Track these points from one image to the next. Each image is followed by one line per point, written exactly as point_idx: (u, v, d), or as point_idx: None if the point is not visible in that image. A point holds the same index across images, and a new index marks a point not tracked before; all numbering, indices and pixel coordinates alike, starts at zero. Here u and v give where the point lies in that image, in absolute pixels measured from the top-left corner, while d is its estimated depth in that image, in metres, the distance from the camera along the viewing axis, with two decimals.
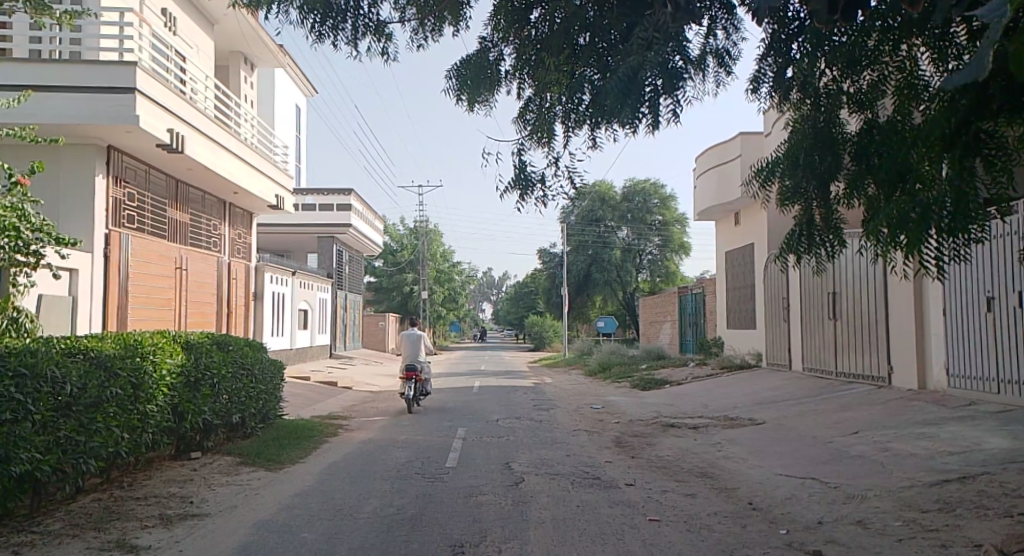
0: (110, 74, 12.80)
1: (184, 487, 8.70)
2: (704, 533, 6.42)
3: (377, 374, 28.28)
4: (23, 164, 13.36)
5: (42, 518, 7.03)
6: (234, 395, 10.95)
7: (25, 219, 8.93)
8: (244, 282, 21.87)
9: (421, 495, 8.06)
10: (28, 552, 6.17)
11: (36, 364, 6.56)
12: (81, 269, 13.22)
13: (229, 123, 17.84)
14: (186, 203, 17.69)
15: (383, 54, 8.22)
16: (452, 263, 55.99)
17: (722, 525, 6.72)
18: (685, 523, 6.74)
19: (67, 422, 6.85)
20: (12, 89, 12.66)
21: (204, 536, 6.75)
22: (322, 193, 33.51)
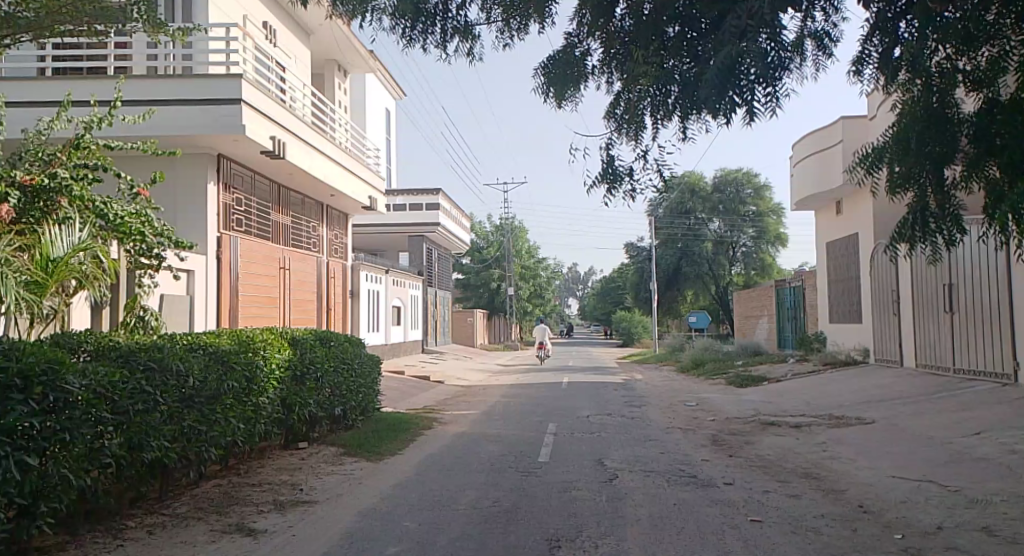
0: (218, 87, 13.52)
1: (295, 475, 9.18)
2: (811, 535, 6.32)
3: (468, 369, 28.78)
4: (143, 174, 14.32)
5: (171, 501, 7.59)
6: (336, 388, 11.43)
7: (149, 224, 9.54)
8: (342, 280, 22.70)
9: (517, 489, 8.23)
10: (161, 532, 6.67)
11: (162, 359, 7.07)
12: (197, 270, 14.03)
13: (325, 128, 18.50)
14: (288, 206, 18.51)
15: (470, 54, 8.40)
16: (538, 259, 56.17)
17: (830, 527, 6.59)
18: (789, 524, 6.65)
19: (191, 413, 7.36)
20: (134, 105, 13.56)
21: (315, 523, 7.12)
22: (412, 193, 34.27)
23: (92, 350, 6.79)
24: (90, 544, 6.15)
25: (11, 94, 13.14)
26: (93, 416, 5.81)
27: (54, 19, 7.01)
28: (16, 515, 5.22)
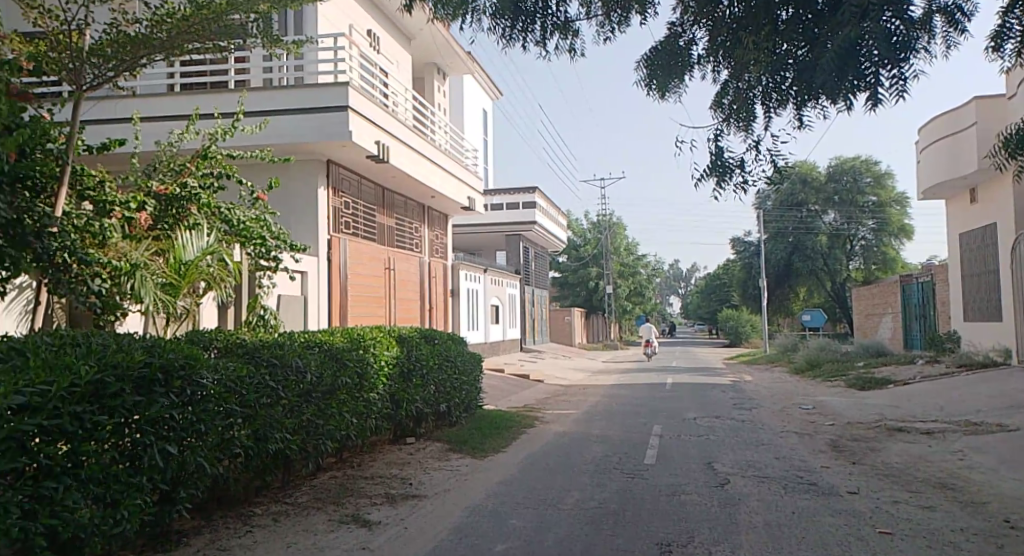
0: (328, 95, 14.11)
1: (404, 469, 9.49)
2: (946, 551, 6.02)
3: (568, 368, 28.81)
4: (259, 180, 15.10)
5: (292, 491, 8.00)
6: (440, 385, 11.73)
7: (268, 229, 10.11)
8: (442, 279, 23.20)
9: (623, 491, 8.21)
10: (284, 520, 7.05)
11: (283, 355, 7.47)
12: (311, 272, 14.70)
13: (426, 131, 18.97)
14: (391, 209, 19.09)
15: (570, 50, 8.45)
16: (637, 257, 55.58)
17: (970, 543, 6.26)
18: (921, 539, 6.36)
19: (310, 407, 7.74)
20: (253, 117, 14.31)
21: (425, 516, 7.35)
22: (510, 193, 34.58)
23: (222, 347, 7.24)
24: (223, 529, 6.56)
25: (146, 110, 14.09)
26: (224, 408, 6.18)
27: (184, 39, 7.43)
28: (160, 499, 5.61)
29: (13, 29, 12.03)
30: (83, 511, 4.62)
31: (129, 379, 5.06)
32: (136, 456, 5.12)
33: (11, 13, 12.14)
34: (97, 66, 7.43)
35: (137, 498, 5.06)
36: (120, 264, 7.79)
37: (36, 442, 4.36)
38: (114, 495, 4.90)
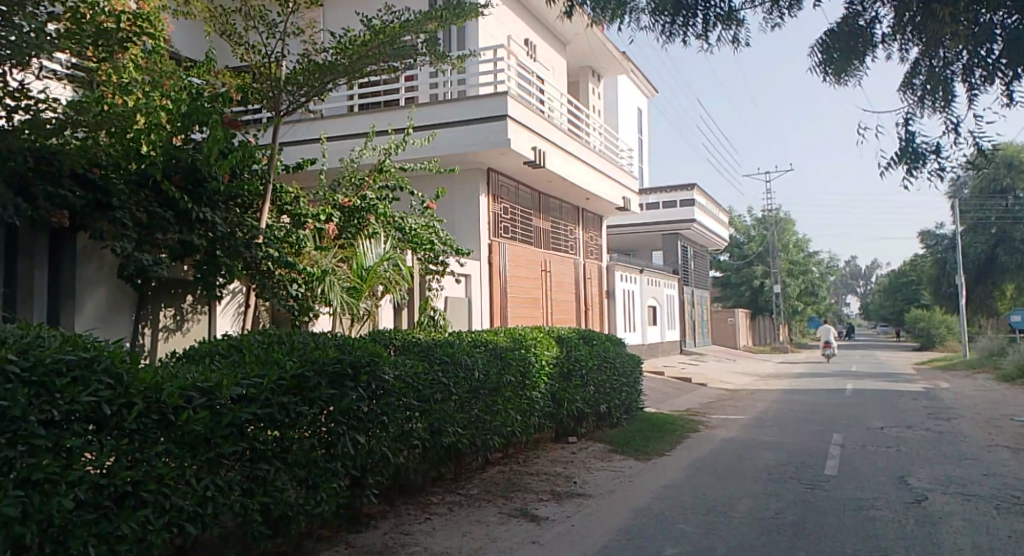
0: (488, 105, 14.62)
1: (567, 468, 9.68)
2: None
3: (734, 372, 27.96)
4: (429, 190, 15.90)
5: (463, 482, 8.39)
6: (600, 386, 11.84)
7: (435, 234, 10.71)
8: (598, 280, 23.29)
9: (801, 502, 7.93)
10: (459, 510, 7.43)
11: (453, 353, 7.87)
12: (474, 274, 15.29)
13: (581, 134, 19.14)
14: (547, 211, 19.45)
15: (733, 40, 8.28)
16: (808, 254, 52.96)
17: None
18: None
19: (478, 403, 8.10)
20: (421, 130, 15.11)
21: (592, 515, 7.49)
22: (666, 191, 34.09)
23: (400, 345, 7.77)
24: (404, 515, 7.04)
25: (331, 130, 15.17)
26: (403, 403, 6.61)
27: (363, 62, 7.92)
28: (352, 485, 6.13)
29: (222, 64, 13.40)
30: (289, 492, 5.14)
31: (324, 373, 5.57)
32: (331, 444, 5.60)
33: (221, 49, 13.51)
34: (292, 92, 8.15)
35: (333, 483, 5.56)
36: (313, 270, 8.49)
37: (252, 428, 4.88)
38: (314, 479, 5.43)
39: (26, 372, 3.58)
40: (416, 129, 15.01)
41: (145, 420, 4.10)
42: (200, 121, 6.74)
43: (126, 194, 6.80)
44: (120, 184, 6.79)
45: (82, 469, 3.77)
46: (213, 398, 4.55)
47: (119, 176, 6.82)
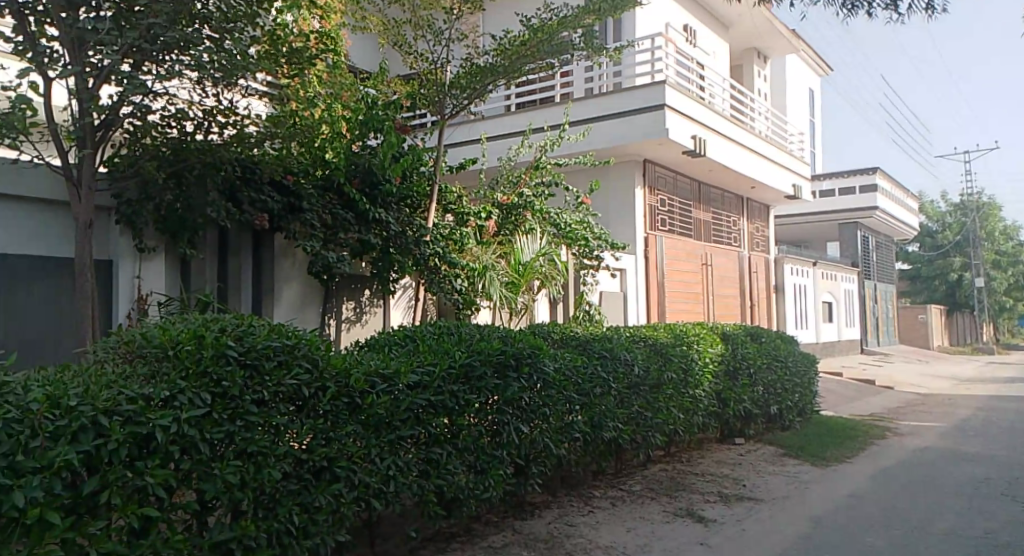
0: (645, 95, 14.49)
1: (735, 470, 9.45)
2: None
3: (923, 374, 25.90)
4: (584, 184, 16.05)
5: (625, 478, 8.44)
6: (769, 387, 11.43)
7: (590, 229, 10.86)
8: (764, 274, 22.43)
9: (1009, 522, 7.29)
10: (622, 505, 7.49)
11: (612, 348, 7.94)
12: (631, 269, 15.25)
13: (744, 120, 18.48)
14: (708, 203, 19.01)
15: (927, 9, 7.75)
16: (1016, 244, 47.94)
17: None
18: None
19: (639, 399, 8.13)
20: (577, 124, 15.23)
21: (764, 521, 7.29)
22: (842, 175, 32.16)
23: (558, 339, 7.94)
24: (568, 506, 7.22)
25: (491, 131, 15.70)
26: (563, 395, 6.75)
27: (521, 62, 8.17)
28: (517, 473, 6.38)
29: (395, 72, 14.14)
30: (461, 476, 5.44)
31: (489, 363, 5.81)
32: (497, 432, 5.85)
33: (392, 58, 14.24)
34: (456, 96, 8.51)
35: (500, 469, 5.80)
36: (475, 266, 8.86)
37: (426, 413, 5.20)
38: (483, 463, 5.69)
39: (243, 355, 4.12)
40: (572, 124, 15.16)
41: (336, 402, 4.55)
42: (375, 128, 7.55)
43: (315, 198, 7.42)
44: (309, 189, 7.43)
45: (287, 443, 4.25)
46: (393, 384, 4.95)
47: (309, 182, 7.47)
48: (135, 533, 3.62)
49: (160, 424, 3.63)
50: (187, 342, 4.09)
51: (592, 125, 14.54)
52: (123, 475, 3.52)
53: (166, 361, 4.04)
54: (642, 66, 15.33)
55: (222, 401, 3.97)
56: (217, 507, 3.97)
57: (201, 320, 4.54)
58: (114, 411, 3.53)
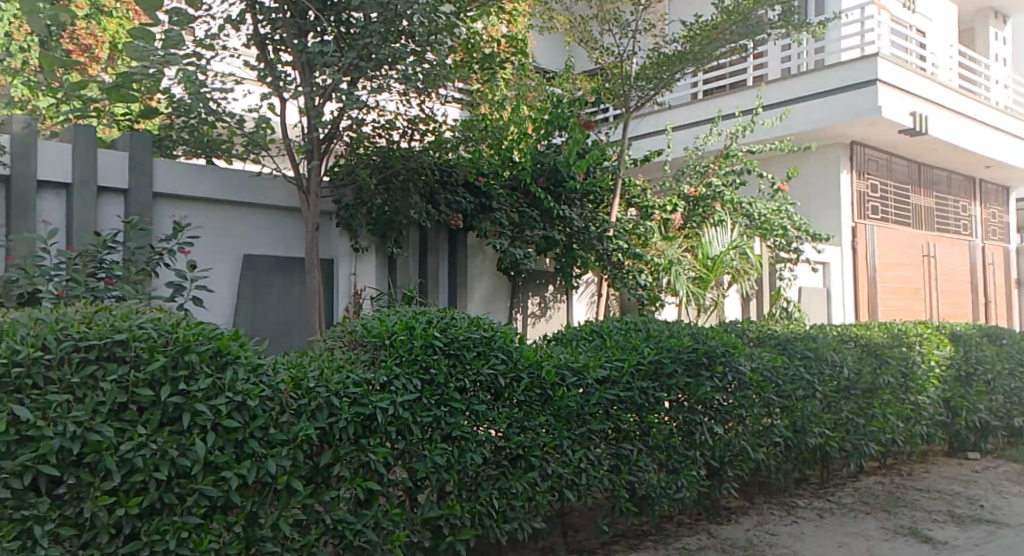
0: (852, 71, 13.18)
1: (969, 487, 8.36)
2: None
3: None
4: (781, 170, 15.29)
5: (833, 487, 7.88)
6: (1013, 396, 10.05)
7: (790, 219, 10.43)
8: (1004, 266, 19.77)
9: None
10: (830, 516, 6.96)
11: (817, 348, 7.50)
12: (834, 262, 14.35)
13: (976, 90, 16.28)
14: (930, 186, 17.17)
15: None
16: None
17: None
18: None
19: (849, 403, 7.63)
20: (772, 108, 14.20)
21: (1008, 546, 6.40)
22: None
23: (755, 337, 7.62)
24: (769, 514, 6.88)
25: (677, 119, 15.19)
26: (763, 397, 6.45)
27: (712, 49, 8.03)
28: (711, 475, 6.30)
29: (580, 69, 14.37)
30: (652, 474, 5.55)
31: (680, 361, 5.79)
32: (689, 432, 5.85)
33: (578, 56, 14.47)
34: (641, 87, 8.46)
35: (692, 470, 5.82)
36: (660, 261, 8.83)
37: (616, 409, 5.32)
38: (675, 464, 5.75)
39: (447, 345, 4.53)
40: (766, 107, 14.17)
41: (531, 393, 4.81)
42: (561, 126, 7.88)
43: (502, 197, 7.70)
44: (498, 189, 7.71)
45: (486, 431, 4.60)
46: (583, 378, 5.16)
47: (498, 182, 7.76)
48: (361, 503, 4.17)
49: (379, 406, 4.13)
50: (400, 332, 4.53)
51: (789, 108, 13.50)
52: (352, 450, 4.07)
53: (383, 349, 4.48)
54: (850, 39, 13.94)
55: (430, 388, 4.40)
56: (426, 486, 4.43)
57: (413, 312, 4.97)
58: (343, 392, 4.07)
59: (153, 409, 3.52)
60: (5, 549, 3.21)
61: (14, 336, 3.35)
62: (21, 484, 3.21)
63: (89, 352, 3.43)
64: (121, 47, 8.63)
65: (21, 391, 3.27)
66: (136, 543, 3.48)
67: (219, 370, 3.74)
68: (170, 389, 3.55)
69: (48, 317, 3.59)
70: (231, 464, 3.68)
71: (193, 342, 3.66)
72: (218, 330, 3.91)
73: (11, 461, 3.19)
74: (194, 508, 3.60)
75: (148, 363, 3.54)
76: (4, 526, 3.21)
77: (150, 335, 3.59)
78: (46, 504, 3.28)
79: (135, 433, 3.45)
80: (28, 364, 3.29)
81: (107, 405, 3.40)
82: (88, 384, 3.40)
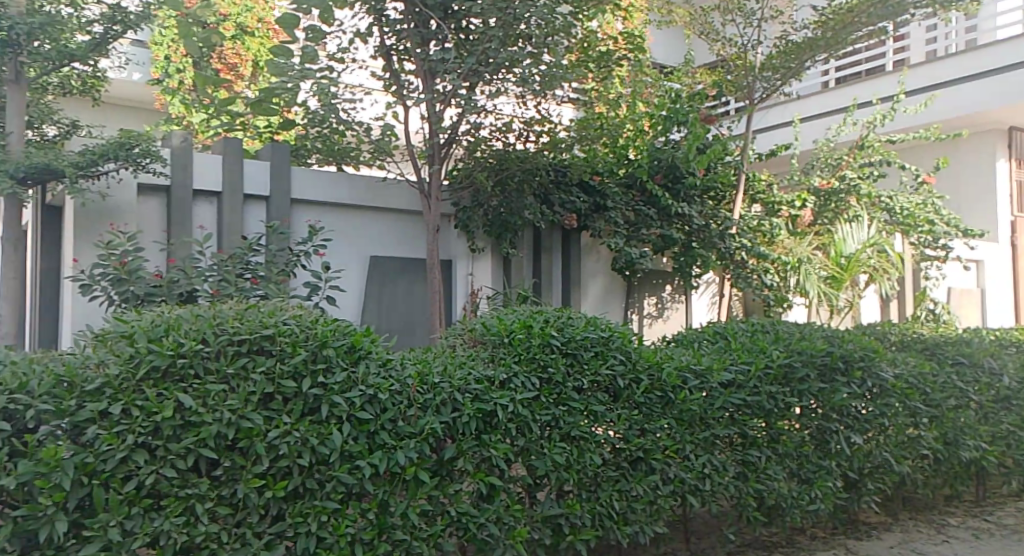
0: (1010, 51, 11.93)
1: None
2: None
3: None
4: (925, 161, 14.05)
5: (991, 507, 7.15)
6: None
7: (936, 213, 9.65)
8: None
9: None
10: (987, 538, 6.30)
11: (972, 353, 6.88)
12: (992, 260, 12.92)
13: None
14: None
15: None
16: None
17: None
18: None
19: (1011, 414, 6.89)
20: (916, 94, 13.02)
21: None
22: None
23: (899, 343, 7.12)
24: (914, 531, 6.35)
25: (804, 110, 14.07)
26: (907, 405, 5.98)
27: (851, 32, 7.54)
28: (848, 487, 5.88)
29: (699, 61, 13.75)
30: (782, 484, 5.26)
31: (813, 366, 5.47)
32: (824, 441, 5.51)
33: (698, 46, 13.83)
34: (767, 78, 8.14)
35: (828, 481, 5.46)
36: (788, 259, 8.48)
37: (741, 414, 5.13)
38: (808, 474, 5.43)
39: (564, 344, 4.54)
40: (908, 94, 13.02)
41: (650, 395, 4.73)
42: (679, 122, 7.70)
43: (618, 196, 7.69)
44: (614, 188, 7.74)
45: (605, 432, 4.59)
46: (706, 381, 4.99)
47: (613, 181, 7.77)
48: (484, 497, 4.21)
49: (500, 403, 4.17)
50: (519, 331, 4.58)
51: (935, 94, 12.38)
52: (474, 445, 4.13)
53: (502, 347, 4.52)
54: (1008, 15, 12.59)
55: (548, 386, 4.41)
56: (546, 484, 4.43)
57: (530, 311, 4.99)
58: (465, 389, 4.15)
59: (296, 399, 3.66)
60: (173, 524, 3.36)
61: (179, 330, 3.58)
62: (185, 465, 3.39)
63: (242, 346, 3.61)
64: (262, 64, 9.53)
65: (183, 380, 3.47)
66: (283, 524, 3.62)
67: (353, 364, 3.87)
68: (311, 381, 3.69)
69: (207, 313, 3.81)
70: (365, 453, 3.78)
71: (330, 337, 3.82)
72: (352, 325, 4.05)
73: (176, 444, 3.38)
74: (333, 493, 3.71)
75: (292, 357, 3.68)
76: (171, 503, 3.38)
77: (293, 331, 3.74)
78: (206, 484, 3.44)
79: (281, 421, 3.59)
80: (190, 356, 3.50)
81: (258, 394, 3.55)
82: (240, 375, 3.56)
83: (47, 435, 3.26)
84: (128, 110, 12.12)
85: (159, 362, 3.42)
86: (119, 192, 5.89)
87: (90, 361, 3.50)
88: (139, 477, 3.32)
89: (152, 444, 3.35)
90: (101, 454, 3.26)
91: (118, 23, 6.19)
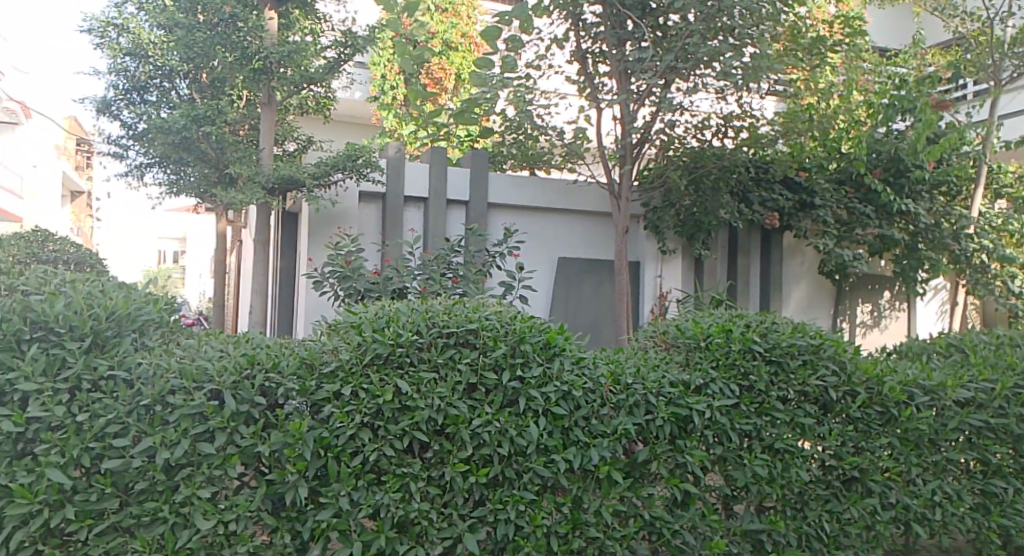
0: None
1: None
2: None
3: None
4: None
5: None
6: None
7: None
8: None
9: None
10: None
11: None
12: None
13: None
14: None
15: None
16: None
17: None
18: None
19: None
20: None
21: None
22: None
23: None
24: None
25: None
26: None
27: None
28: None
29: (931, 41, 12.30)
30: None
31: None
32: None
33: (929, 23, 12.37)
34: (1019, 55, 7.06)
35: None
36: None
37: (982, 438, 4.44)
38: None
39: (768, 351, 4.09)
40: None
41: (868, 410, 4.22)
42: (903, 110, 6.95)
43: (828, 192, 7.28)
44: (822, 183, 7.32)
45: (814, 448, 4.14)
46: (938, 398, 4.37)
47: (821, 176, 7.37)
48: (679, 503, 3.92)
49: (697, 408, 3.85)
50: (718, 335, 4.15)
51: None
52: (668, 449, 3.84)
53: (698, 351, 4.14)
54: None
55: (749, 395, 4.02)
56: (745, 497, 4.07)
57: (728, 315, 4.55)
58: (659, 391, 3.86)
59: (496, 391, 3.58)
60: (392, 499, 3.38)
61: (398, 322, 3.59)
62: (402, 445, 3.41)
63: (450, 338, 3.57)
64: (464, 77, 10.33)
65: (401, 368, 3.49)
66: (484, 509, 3.54)
67: (548, 360, 3.71)
68: (510, 374, 3.58)
69: (421, 306, 3.79)
70: (560, 448, 3.64)
71: (528, 332, 3.67)
72: (547, 322, 3.89)
73: (395, 425, 3.40)
74: (529, 484, 3.59)
75: (493, 350, 3.60)
76: (390, 479, 3.40)
77: (495, 325, 3.66)
78: (420, 464, 3.44)
79: (484, 410, 3.52)
80: (406, 346, 3.51)
81: (464, 384, 3.51)
82: (449, 364, 3.54)
83: (295, 409, 3.36)
84: (353, 127, 13.52)
85: (382, 349, 3.45)
86: (345, 199, 6.57)
87: (326, 346, 3.55)
88: (364, 453, 3.36)
89: (375, 423, 3.39)
90: (334, 430, 3.33)
91: (349, 46, 6.87)
